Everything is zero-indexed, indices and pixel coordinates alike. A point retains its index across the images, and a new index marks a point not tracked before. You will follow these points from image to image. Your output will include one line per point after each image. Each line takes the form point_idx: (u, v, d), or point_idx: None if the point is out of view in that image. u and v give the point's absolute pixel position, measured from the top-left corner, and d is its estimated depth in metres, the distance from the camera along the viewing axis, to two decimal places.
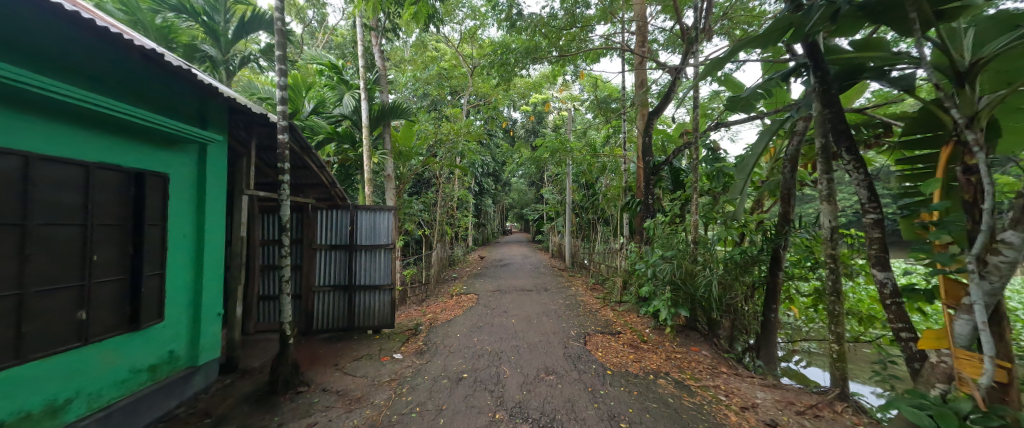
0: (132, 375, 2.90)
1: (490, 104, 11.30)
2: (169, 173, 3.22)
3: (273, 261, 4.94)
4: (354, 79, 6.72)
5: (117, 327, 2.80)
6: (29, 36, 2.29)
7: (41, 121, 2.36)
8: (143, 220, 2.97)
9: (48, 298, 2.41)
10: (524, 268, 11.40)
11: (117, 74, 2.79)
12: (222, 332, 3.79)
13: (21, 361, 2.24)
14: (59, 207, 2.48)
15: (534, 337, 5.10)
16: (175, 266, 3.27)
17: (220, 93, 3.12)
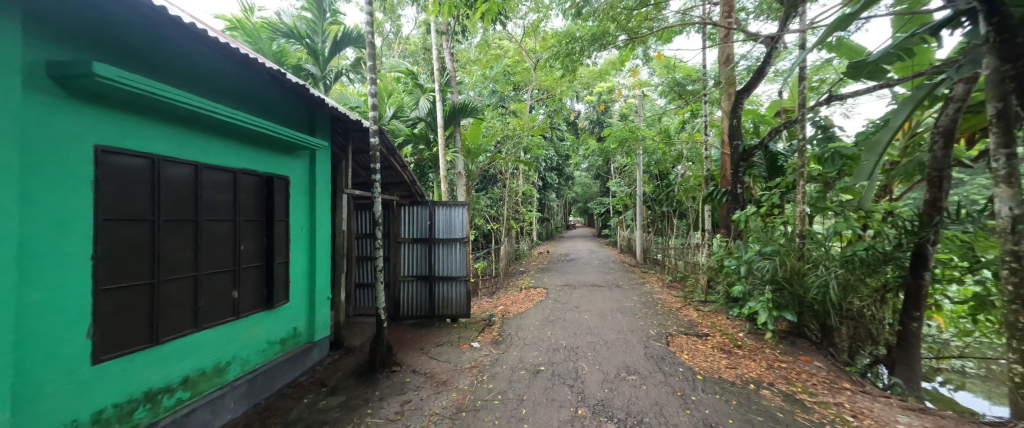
0: (269, 345, 3.48)
1: (554, 97, 11.14)
2: (290, 176, 3.79)
3: (366, 253, 5.52)
4: (427, 84, 7.12)
5: (257, 305, 3.39)
6: (196, 66, 2.86)
7: (204, 137, 2.93)
8: (273, 216, 3.54)
9: (213, 280, 2.99)
10: (592, 263, 11.11)
11: (251, 93, 3.35)
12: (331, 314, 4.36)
13: (198, 328, 2.84)
14: (218, 206, 3.06)
15: (608, 334, 4.95)
16: (296, 255, 3.84)
17: (327, 104, 3.57)
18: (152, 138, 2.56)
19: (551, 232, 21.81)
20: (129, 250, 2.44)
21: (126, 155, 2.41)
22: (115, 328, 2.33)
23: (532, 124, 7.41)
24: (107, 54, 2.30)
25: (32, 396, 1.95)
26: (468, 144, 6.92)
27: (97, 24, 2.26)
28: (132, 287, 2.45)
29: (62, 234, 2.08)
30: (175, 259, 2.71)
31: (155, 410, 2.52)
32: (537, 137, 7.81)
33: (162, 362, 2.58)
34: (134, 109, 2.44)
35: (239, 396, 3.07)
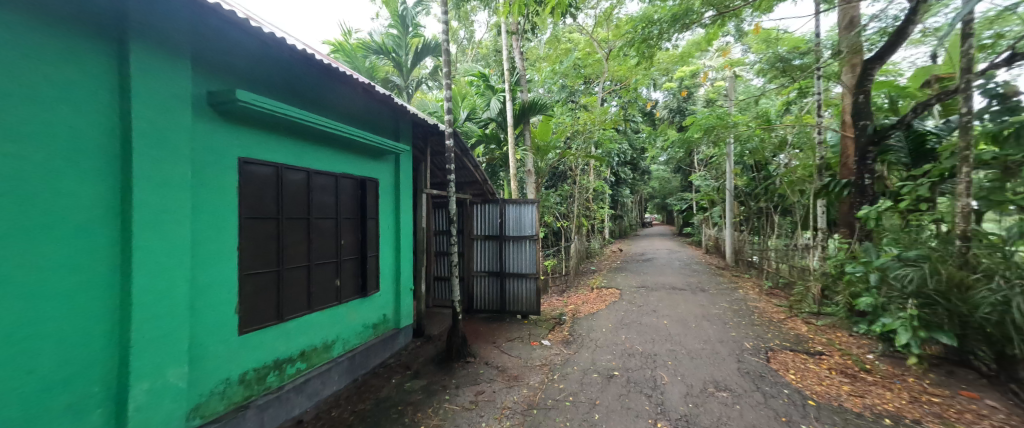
0: (363, 329, 3.92)
1: (629, 87, 10.52)
2: (379, 178, 4.22)
3: (443, 249, 5.88)
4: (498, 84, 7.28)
5: (354, 292, 3.84)
6: (305, 85, 3.32)
7: (313, 146, 3.40)
8: (366, 214, 3.97)
9: (322, 270, 3.46)
10: (672, 264, 10.27)
11: (347, 105, 3.78)
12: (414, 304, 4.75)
13: (311, 310, 3.32)
14: (324, 206, 3.52)
15: (691, 343, 4.51)
16: (384, 249, 4.26)
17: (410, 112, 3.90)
18: (275, 149, 3.05)
19: (626, 230, 20.72)
20: (261, 242, 2.94)
21: (258, 164, 2.91)
22: (252, 307, 2.84)
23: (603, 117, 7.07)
24: (242, 82, 2.80)
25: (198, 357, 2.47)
26: (538, 141, 6.79)
27: (233, 57, 2.74)
28: (263, 273, 2.95)
29: (216, 229, 2.60)
30: (294, 251, 3.19)
31: (281, 376, 3.04)
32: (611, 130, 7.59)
33: (285, 337, 3.07)
34: (262, 125, 2.93)
35: (341, 371, 3.54)
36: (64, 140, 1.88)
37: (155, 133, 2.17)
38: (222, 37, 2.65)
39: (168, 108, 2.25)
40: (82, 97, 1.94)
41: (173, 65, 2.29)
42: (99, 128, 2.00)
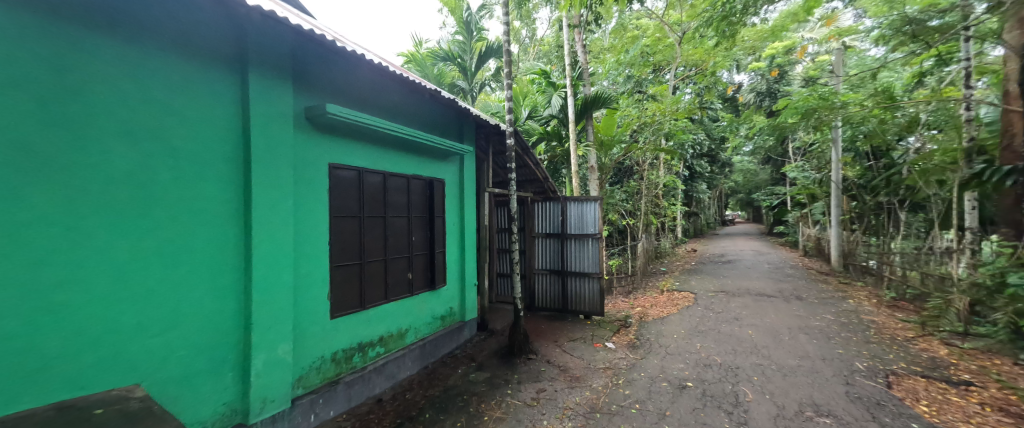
0: (432, 320, 4.20)
1: (706, 71, 9.56)
2: (446, 178, 4.46)
3: (505, 246, 6.00)
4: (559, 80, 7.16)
5: (424, 285, 4.13)
6: (380, 94, 3.63)
7: (388, 150, 3.71)
8: (433, 212, 4.22)
9: (396, 263, 3.78)
10: (759, 266, 9.14)
11: (417, 110, 4.06)
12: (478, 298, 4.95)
13: (387, 300, 3.65)
14: (398, 205, 3.83)
15: (781, 358, 3.96)
16: (449, 245, 4.50)
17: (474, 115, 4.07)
18: (356, 154, 3.39)
19: (702, 229, 19.01)
20: (347, 239, 3.30)
21: (343, 168, 3.27)
22: (340, 295, 3.21)
23: (674, 107, 6.71)
24: (329, 95, 3.15)
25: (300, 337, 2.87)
26: (602, 137, 6.72)
27: (321, 74, 3.08)
28: (348, 266, 3.30)
29: (312, 226, 2.99)
30: (373, 246, 3.53)
31: (364, 358, 3.39)
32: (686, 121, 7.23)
33: (367, 323, 3.42)
34: (346, 133, 3.28)
35: (414, 358, 3.85)
36: (206, 155, 2.31)
37: (266, 146, 2.58)
38: (314, 57, 3.03)
39: (274, 124, 2.65)
40: (214, 118, 2.36)
41: (278, 86, 2.68)
42: (228, 145, 2.44)
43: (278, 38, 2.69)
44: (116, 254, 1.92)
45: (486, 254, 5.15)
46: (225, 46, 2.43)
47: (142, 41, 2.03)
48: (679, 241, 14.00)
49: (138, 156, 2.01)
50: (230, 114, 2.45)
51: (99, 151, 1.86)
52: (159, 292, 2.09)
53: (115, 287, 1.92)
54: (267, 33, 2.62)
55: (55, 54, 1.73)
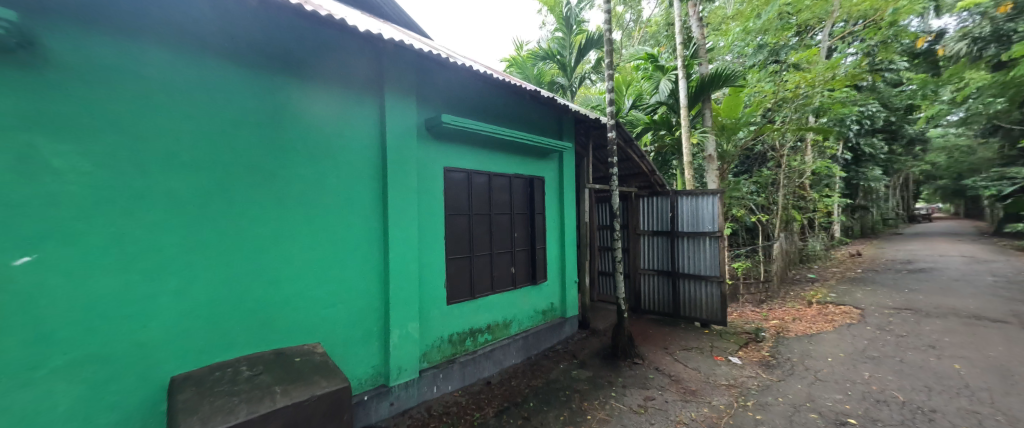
0: (534, 314, 4.35)
1: (880, 22, 7.40)
2: (546, 175, 4.55)
3: (607, 244, 5.94)
4: (668, 62, 6.59)
5: (526, 280, 4.30)
6: (484, 100, 3.89)
7: (492, 152, 3.96)
8: (534, 209, 4.36)
9: (500, 258, 4.03)
10: (972, 278, 6.70)
11: (516, 111, 4.22)
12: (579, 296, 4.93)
13: (493, 292, 3.92)
14: (501, 204, 4.07)
15: (1012, 408, 2.82)
16: (550, 242, 4.57)
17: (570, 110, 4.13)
18: (466, 158, 3.72)
19: (876, 226, 14.84)
20: (458, 235, 3.67)
21: (455, 170, 3.63)
22: (454, 284, 3.60)
23: (826, 76, 5.46)
24: (441, 105, 3.51)
25: (425, 318, 3.32)
26: (723, 120, 5.86)
27: (432, 87, 3.45)
28: (459, 259, 3.67)
29: (430, 224, 3.38)
30: (480, 240, 3.84)
31: (475, 343, 3.72)
32: (844, 90, 6.05)
33: (476, 311, 3.75)
34: (456, 139, 3.62)
35: (518, 348, 4.08)
36: (353, 165, 2.88)
37: (395, 154, 3.07)
38: (430, 73, 3.42)
39: (400, 136, 3.11)
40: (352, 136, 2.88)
41: (403, 102, 3.13)
42: (368, 155, 2.97)
43: (399, 60, 3.11)
44: (300, 244, 2.60)
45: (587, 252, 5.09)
46: (361, 74, 2.94)
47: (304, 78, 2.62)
48: (837, 242, 11.21)
49: (306, 170, 2.63)
50: (366, 129, 2.96)
51: (283, 167, 2.51)
52: (321, 274, 2.70)
53: (295, 269, 2.56)
54: (388, 57, 3.06)
55: (249, 100, 2.37)
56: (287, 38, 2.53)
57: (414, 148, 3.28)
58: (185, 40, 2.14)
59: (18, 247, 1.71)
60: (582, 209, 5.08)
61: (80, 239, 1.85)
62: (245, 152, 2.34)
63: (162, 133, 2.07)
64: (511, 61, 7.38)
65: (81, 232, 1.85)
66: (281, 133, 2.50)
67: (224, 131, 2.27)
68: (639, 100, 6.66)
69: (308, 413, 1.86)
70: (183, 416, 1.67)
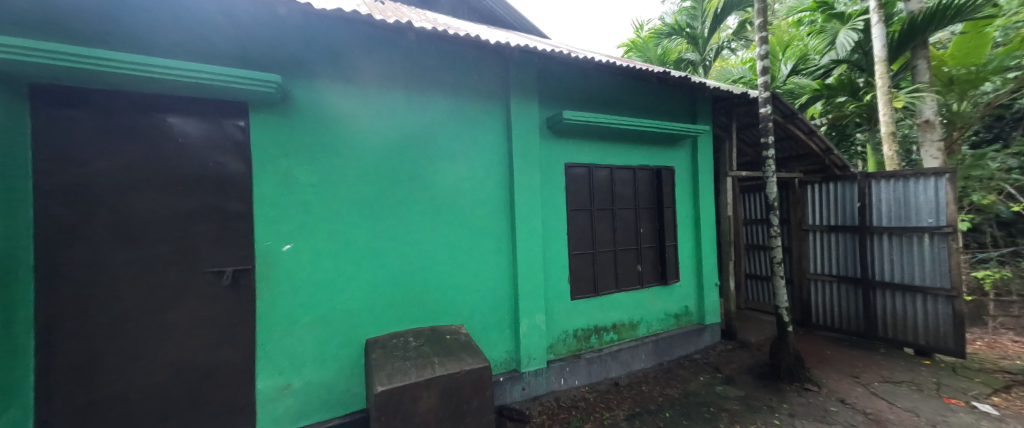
0: (665, 317, 4.06)
1: None
2: (675, 166, 4.19)
3: (758, 242, 5.35)
4: (853, 5, 5.24)
5: (655, 279, 4.04)
6: (606, 91, 3.77)
7: (616, 146, 3.84)
8: (663, 204, 4.05)
9: (626, 255, 3.87)
10: None
11: (639, 99, 3.97)
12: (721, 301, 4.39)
13: (619, 290, 3.79)
14: (626, 198, 3.90)
15: None
16: (683, 238, 4.21)
17: (703, 86, 3.72)
18: (589, 153, 3.69)
19: None
20: (581, 231, 3.65)
21: (578, 166, 3.63)
22: (578, 279, 3.61)
23: None
24: (564, 101, 3.57)
25: (551, 310, 3.44)
26: (951, 70, 4.55)
27: (553, 85, 3.52)
28: (583, 255, 3.65)
29: (552, 219, 3.46)
30: (604, 236, 3.76)
31: (600, 340, 3.66)
32: None
33: (601, 308, 3.68)
34: (579, 135, 3.62)
35: (648, 351, 3.84)
36: (479, 168, 3.20)
37: (522, 154, 3.27)
38: (550, 72, 3.49)
39: (526, 136, 3.29)
40: (477, 141, 3.19)
41: (527, 104, 3.31)
42: (493, 157, 3.25)
43: (481, 62, 3.22)
44: (440, 237, 3.03)
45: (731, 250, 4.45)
46: (481, 83, 3.23)
47: (434, 96, 3.03)
48: None
49: (442, 176, 3.04)
50: (489, 133, 3.24)
51: (425, 174, 2.98)
52: (455, 265, 3.08)
53: (435, 260, 3.00)
54: (470, 59, 3.17)
55: (395, 121, 2.88)
56: (409, 64, 2.95)
57: (488, 135, 3.23)
58: (355, 79, 2.74)
59: (283, 238, 2.52)
60: (723, 201, 4.44)
61: (309, 233, 2.59)
62: (367, 164, 2.78)
63: (342, 152, 2.70)
64: (632, 45, 6.98)
65: (308, 226, 2.59)
66: (359, 139, 2.75)
67: (370, 148, 2.79)
68: (803, 62, 5.60)
69: (458, 385, 2.15)
70: (377, 371, 2.18)
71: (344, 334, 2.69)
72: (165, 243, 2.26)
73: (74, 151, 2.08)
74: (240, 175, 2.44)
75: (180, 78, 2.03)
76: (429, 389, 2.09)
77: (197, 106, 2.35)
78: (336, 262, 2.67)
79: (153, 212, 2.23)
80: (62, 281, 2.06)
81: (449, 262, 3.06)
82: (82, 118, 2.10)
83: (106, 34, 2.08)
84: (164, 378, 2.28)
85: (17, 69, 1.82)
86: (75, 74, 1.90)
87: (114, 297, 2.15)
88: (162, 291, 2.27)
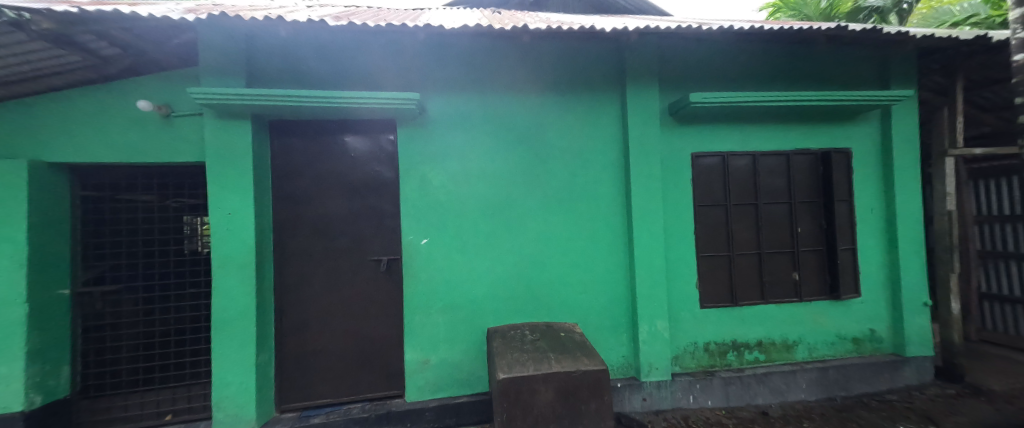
0: (839, 340, 3.21)
1: None
2: (852, 147, 3.26)
3: (1005, 248, 3.77)
4: None
5: (822, 292, 3.23)
6: (748, 64, 3.19)
7: (764, 128, 3.19)
8: (834, 196, 3.20)
9: (775, 260, 3.20)
10: None
11: (793, 69, 3.24)
12: (934, 328, 3.24)
13: (767, 301, 3.16)
14: (777, 191, 3.22)
15: None
16: (867, 240, 3.26)
17: (902, 37, 2.78)
18: (724, 139, 3.16)
19: None
20: (716, 229, 3.16)
21: (708, 156, 3.15)
22: (710, 285, 3.14)
23: None
24: (694, 82, 3.14)
25: (676, 318, 3.08)
26: None
27: (678, 64, 3.13)
28: (718, 258, 3.16)
29: (678, 215, 3.10)
30: (744, 238, 3.18)
31: (740, 359, 3.12)
32: None
33: (741, 321, 3.13)
34: (710, 120, 3.14)
35: (812, 380, 3.08)
36: (593, 164, 3.08)
37: (641, 145, 3.00)
38: (675, 52, 3.11)
39: (646, 125, 3.01)
40: (591, 136, 3.08)
41: (648, 90, 3.01)
42: (608, 151, 3.09)
43: (595, 53, 3.10)
44: (552, 235, 3.03)
45: (951, 257, 3.22)
46: (595, 74, 3.10)
47: (545, 94, 3.05)
48: None
49: (554, 173, 3.04)
50: (604, 125, 3.09)
51: (537, 172, 3.02)
52: (568, 263, 3.04)
53: (547, 257, 3.02)
54: (584, 51, 3.08)
55: (510, 122, 3.01)
56: (521, 65, 3.03)
57: (602, 128, 3.09)
58: (474, 87, 2.97)
59: (421, 233, 2.89)
60: (938, 191, 3.25)
61: (439, 229, 2.92)
62: (484, 165, 2.97)
63: (463, 156, 2.95)
64: (783, 3, 5.85)
65: (439, 223, 2.92)
66: (476, 142, 2.96)
67: (487, 150, 2.98)
68: None
69: (576, 384, 2.08)
70: (499, 359, 2.30)
71: (469, 320, 2.94)
72: (344, 235, 2.91)
73: (293, 168, 2.87)
74: (391, 180, 2.95)
75: (353, 104, 2.56)
76: (547, 383, 2.08)
77: (360, 126, 2.93)
78: (461, 256, 2.94)
79: (336, 211, 2.90)
80: (285, 261, 2.84)
81: (561, 261, 3.04)
82: (295, 143, 2.87)
83: (309, 79, 2.81)
84: (343, 340, 2.92)
85: (263, 112, 2.60)
86: (292, 110, 2.58)
87: (314, 274, 2.87)
88: (341, 272, 2.91)
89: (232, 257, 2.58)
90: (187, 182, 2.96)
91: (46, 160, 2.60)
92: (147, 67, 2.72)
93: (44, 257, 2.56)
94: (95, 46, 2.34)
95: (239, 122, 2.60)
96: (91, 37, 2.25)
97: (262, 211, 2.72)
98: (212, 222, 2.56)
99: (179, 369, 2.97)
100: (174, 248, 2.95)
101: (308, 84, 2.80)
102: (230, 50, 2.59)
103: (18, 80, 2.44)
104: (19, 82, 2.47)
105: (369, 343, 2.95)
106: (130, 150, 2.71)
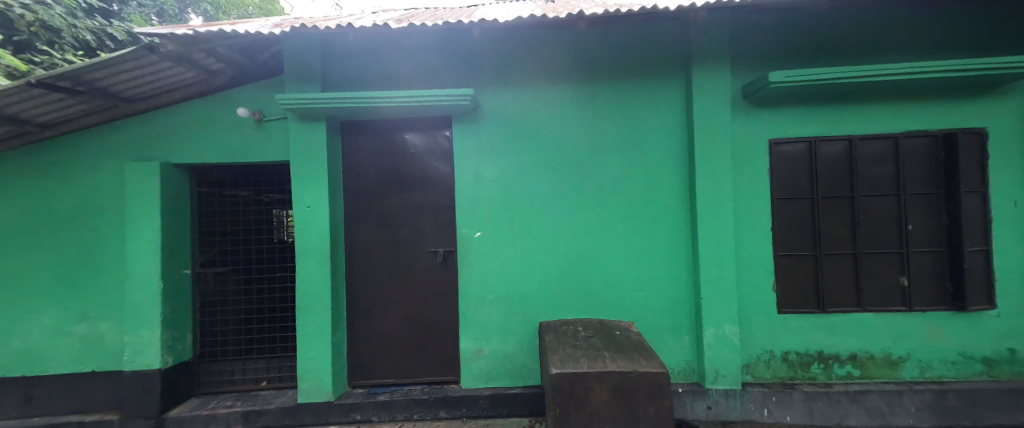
0: (962, 359, 2.68)
1: None
2: (987, 127, 2.68)
3: None
4: None
5: (940, 301, 2.72)
6: (846, 34, 2.75)
7: (865, 108, 2.74)
8: (961, 187, 2.66)
9: (877, 261, 2.75)
10: None
11: (904, 37, 2.73)
12: None
13: (865, 309, 2.73)
14: (882, 180, 2.75)
15: None
16: (1006, 241, 2.67)
17: None
18: (811, 122, 2.77)
19: None
20: (799, 226, 2.79)
21: (791, 142, 2.78)
22: (792, 289, 2.79)
23: None
24: (775, 60, 2.79)
25: (750, 322, 2.79)
26: None
27: (757, 41, 2.79)
28: (803, 257, 2.79)
29: (754, 209, 2.79)
30: (836, 235, 2.77)
31: (829, 373, 2.74)
32: None
33: (831, 330, 2.74)
34: (795, 101, 2.77)
35: (925, 403, 2.60)
36: (653, 154, 2.88)
37: (712, 133, 2.73)
38: (751, 27, 2.77)
39: (718, 110, 2.73)
40: (652, 125, 2.88)
41: (720, 71, 2.73)
42: (671, 141, 2.87)
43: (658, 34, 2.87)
44: (607, 229, 2.91)
45: None
46: (658, 58, 2.88)
47: (600, 83, 2.91)
48: None
49: (610, 165, 2.90)
50: (666, 112, 2.87)
51: (592, 164, 2.91)
52: (625, 259, 2.90)
53: (602, 253, 2.91)
54: (646, 33, 2.87)
55: (563, 114, 2.92)
56: (574, 53, 2.91)
57: (665, 114, 2.87)
58: (526, 79, 2.93)
59: (475, 226, 2.94)
60: None
61: (493, 222, 2.94)
62: (536, 158, 2.93)
63: (515, 149, 2.93)
64: None
65: (492, 215, 2.94)
66: (528, 134, 2.92)
67: (539, 142, 2.93)
68: None
69: (633, 385, 1.98)
70: (551, 354, 2.25)
71: (521, 313, 2.94)
72: (406, 227, 3.06)
73: (361, 165, 3.07)
74: (447, 175, 3.04)
75: (414, 102, 2.65)
76: (603, 382, 2.00)
77: (420, 122, 3.04)
78: (513, 249, 2.94)
79: (399, 205, 3.05)
80: (355, 251, 3.06)
81: (617, 257, 2.90)
82: (362, 141, 3.07)
83: (375, 80, 2.97)
84: (406, 326, 3.08)
85: (335, 114, 2.80)
86: (360, 111, 2.75)
87: (380, 264, 3.07)
88: (404, 262, 3.07)
89: (312, 246, 2.84)
90: (275, 179, 3.31)
91: (171, 163, 3.06)
92: (244, 78, 3.07)
93: (171, 243, 3.04)
94: (206, 62, 2.69)
95: (315, 124, 2.84)
96: (203, 55, 2.58)
97: (336, 205, 2.95)
98: (295, 214, 2.83)
99: (271, 343, 3.36)
100: (266, 237, 3.33)
101: (374, 84, 2.97)
102: (307, 57, 2.82)
103: (152, 95, 2.91)
104: (152, 97, 2.94)
105: (428, 330, 3.08)
106: (231, 152, 3.09)
